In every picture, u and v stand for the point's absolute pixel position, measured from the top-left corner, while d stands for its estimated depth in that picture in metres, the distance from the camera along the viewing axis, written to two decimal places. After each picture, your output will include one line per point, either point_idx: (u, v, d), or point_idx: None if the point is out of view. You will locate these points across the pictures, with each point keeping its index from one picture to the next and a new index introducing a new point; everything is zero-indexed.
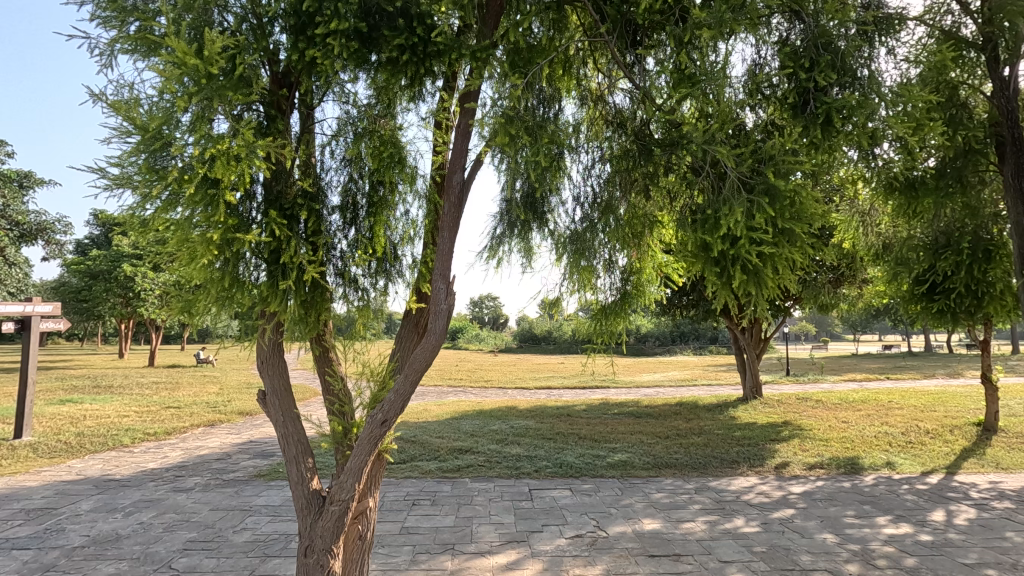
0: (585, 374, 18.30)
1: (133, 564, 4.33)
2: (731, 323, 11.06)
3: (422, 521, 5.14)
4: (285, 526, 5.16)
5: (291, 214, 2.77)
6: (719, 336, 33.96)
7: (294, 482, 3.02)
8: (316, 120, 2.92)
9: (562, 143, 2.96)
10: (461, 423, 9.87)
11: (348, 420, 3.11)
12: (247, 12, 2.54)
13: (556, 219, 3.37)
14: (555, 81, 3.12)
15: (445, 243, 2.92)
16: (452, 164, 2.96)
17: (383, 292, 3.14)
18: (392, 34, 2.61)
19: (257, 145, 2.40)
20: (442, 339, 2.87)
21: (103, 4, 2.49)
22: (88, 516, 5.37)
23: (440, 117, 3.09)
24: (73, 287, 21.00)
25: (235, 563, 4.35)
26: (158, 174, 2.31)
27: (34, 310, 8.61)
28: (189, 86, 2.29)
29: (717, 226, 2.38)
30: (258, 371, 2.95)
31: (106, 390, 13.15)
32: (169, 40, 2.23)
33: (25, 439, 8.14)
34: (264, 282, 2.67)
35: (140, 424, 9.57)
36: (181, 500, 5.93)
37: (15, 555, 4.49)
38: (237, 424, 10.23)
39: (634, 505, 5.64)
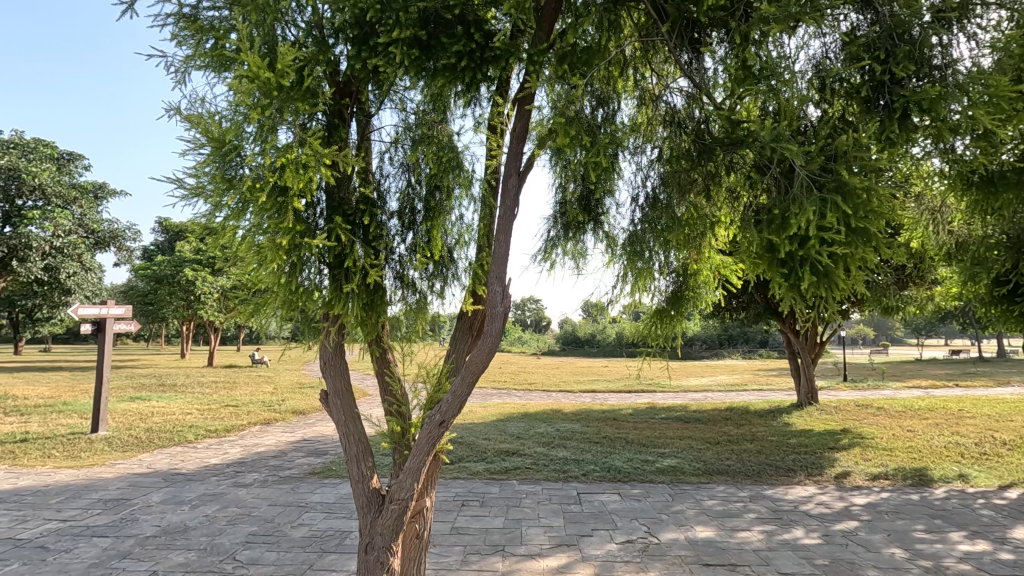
0: (631, 378, 18.04)
1: (201, 555, 4.54)
2: (785, 327, 10.67)
3: (472, 522, 5.19)
4: (340, 523, 5.31)
5: (355, 219, 2.87)
6: (770, 339, 32.91)
7: (355, 481, 3.09)
8: (374, 128, 2.99)
9: (619, 143, 2.92)
10: (507, 425, 9.91)
11: (406, 420, 3.18)
12: (314, 26, 2.64)
13: (610, 220, 3.34)
14: (611, 82, 3.09)
15: (501, 247, 2.94)
16: (509, 167, 2.98)
17: (440, 296, 3.20)
18: (450, 41, 2.65)
19: (325, 154, 2.50)
20: (498, 342, 2.88)
21: (182, 24, 2.65)
22: (158, 508, 5.68)
23: (496, 121, 3.13)
24: (141, 290, 22.29)
25: (295, 557, 4.51)
26: (230, 184, 2.43)
27: (109, 313, 9.17)
28: (261, 99, 2.39)
29: (785, 225, 2.32)
30: (320, 371, 3.04)
31: (170, 388, 13.88)
32: (243, 56, 2.35)
33: (101, 433, 8.68)
34: (329, 287, 2.77)
35: (202, 421, 10.05)
36: (241, 495, 6.18)
37: (95, 542, 4.79)
38: (292, 422, 10.61)
39: (685, 512, 5.52)
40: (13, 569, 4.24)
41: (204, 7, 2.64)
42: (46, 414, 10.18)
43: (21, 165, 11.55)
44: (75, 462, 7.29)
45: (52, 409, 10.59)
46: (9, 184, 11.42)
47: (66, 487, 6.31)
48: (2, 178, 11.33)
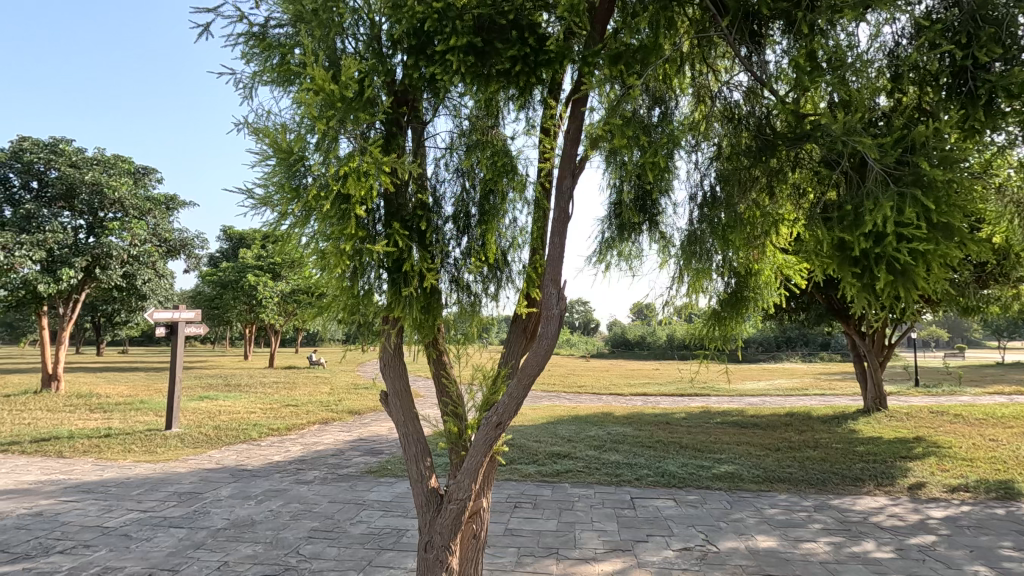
0: (684, 381, 17.62)
1: (267, 548, 4.74)
2: (850, 328, 10.15)
3: (525, 523, 5.20)
4: (396, 521, 5.43)
5: (413, 225, 2.93)
6: (833, 342, 31.40)
7: (414, 480, 3.16)
8: (429, 135, 3.05)
9: (675, 141, 2.86)
10: (557, 428, 9.87)
11: (463, 421, 3.22)
12: (373, 39, 2.72)
13: (666, 220, 3.29)
14: (668, 80, 3.02)
15: (556, 250, 2.93)
16: (562, 170, 2.95)
17: (494, 299, 3.23)
18: (505, 46, 2.67)
19: (384, 161, 2.57)
20: (554, 344, 2.86)
21: (252, 43, 2.79)
22: (227, 502, 5.98)
23: (549, 123, 3.13)
24: (208, 295, 23.54)
25: (354, 553, 4.64)
26: (296, 193, 2.54)
27: (181, 317, 9.73)
28: (325, 110, 2.49)
29: (858, 222, 2.21)
30: (380, 373, 3.12)
31: (235, 389, 14.59)
32: (309, 70, 2.45)
33: (174, 430, 9.23)
34: (388, 291, 2.84)
35: (265, 420, 10.51)
36: (303, 491, 6.43)
37: (172, 532, 5.08)
38: (348, 422, 10.94)
39: (745, 520, 5.34)
40: (101, 554, 4.56)
41: (272, 25, 2.76)
42: (126, 411, 10.92)
43: (103, 179, 12.21)
44: (152, 457, 7.78)
45: (132, 406, 11.35)
46: (92, 198, 12.23)
47: (145, 480, 6.74)
48: (87, 193, 12.10)
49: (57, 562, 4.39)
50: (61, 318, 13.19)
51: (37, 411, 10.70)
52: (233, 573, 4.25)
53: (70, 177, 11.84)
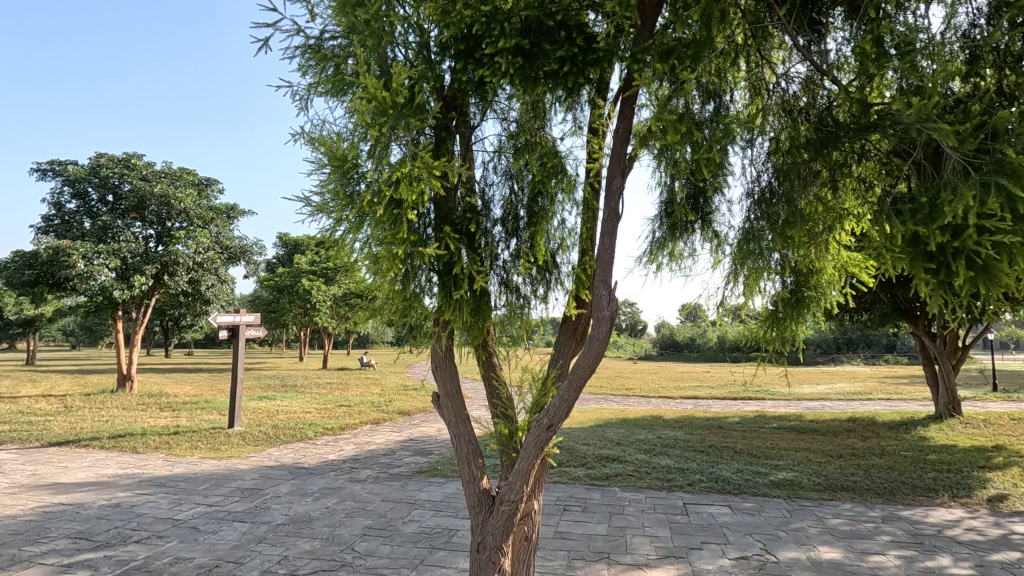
0: (737, 384, 17.05)
1: (324, 544, 4.90)
2: (919, 329, 9.57)
3: (575, 527, 5.16)
4: (447, 521, 5.49)
5: (464, 228, 2.96)
6: (899, 343, 29.70)
7: (466, 481, 3.19)
8: (477, 138, 3.08)
9: (730, 136, 2.77)
10: (606, 431, 9.76)
11: (513, 423, 3.23)
12: (422, 46, 2.77)
13: (720, 218, 3.19)
14: (721, 74, 2.94)
15: (606, 250, 2.90)
16: (612, 169, 2.90)
17: (544, 301, 3.22)
18: (553, 47, 2.65)
19: (435, 166, 2.61)
20: (605, 345, 2.82)
21: (307, 55, 2.88)
22: (286, 498, 6.21)
23: (597, 123, 3.11)
24: (266, 299, 24.58)
25: (407, 551, 4.73)
26: (351, 200, 2.63)
27: (242, 320, 10.19)
28: (378, 117, 2.54)
29: (934, 215, 2.08)
30: (432, 375, 3.17)
31: (292, 389, 15.16)
32: (363, 79, 2.52)
33: (236, 428, 9.67)
34: (439, 294, 2.88)
35: (320, 420, 10.87)
36: (356, 490, 6.60)
37: (236, 526, 5.32)
38: (399, 423, 11.17)
39: (807, 530, 5.11)
40: (172, 545, 4.83)
41: (327, 37, 2.86)
42: (193, 410, 11.54)
43: (171, 191, 12.92)
44: (217, 454, 8.18)
45: (198, 405, 11.98)
46: (161, 209, 13.00)
47: (210, 476, 7.09)
48: (156, 204, 12.86)
49: (133, 551, 4.68)
50: (134, 322, 14.06)
51: (114, 409, 11.47)
52: (292, 567, 4.40)
53: (142, 190, 12.61)
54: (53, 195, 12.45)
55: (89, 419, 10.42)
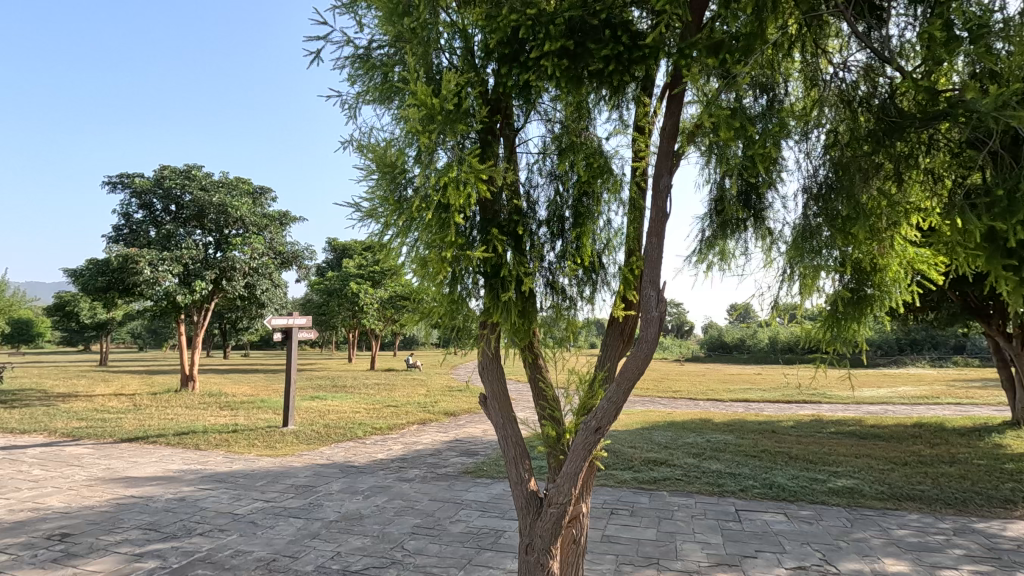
0: (790, 388, 16.41)
1: (374, 541, 5.01)
2: (993, 329, 8.94)
3: (622, 531, 5.09)
4: (493, 522, 5.52)
5: (510, 230, 2.98)
6: (968, 345, 27.88)
7: (514, 482, 3.19)
8: (521, 141, 3.10)
9: (784, 130, 2.67)
10: (653, 434, 9.58)
11: (561, 425, 3.21)
12: (467, 51, 2.80)
13: (774, 215, 3.08)
14: (774, 67, 2.83)
15: (653, 250, 2.84)
16: (659, 167, 2.83)
17: (590, 302, 3.20)
18: (598, 46, 2.61)
19: (481, 171, 2.63)
20: (654, 347, 2.76)
21: (356, 65, 2.97)
22: (338, 495, 6.40)
23: (643, 122, 3.07)
24: (316, 302, 25.40)
25: (455, 551, 4.78)
26: (401, 205, 2.70)
27: (294, 323, 10.56)
28: (426, 123, 2.58)
29: (1015, 209, 1.94)
30: (478, 376, 3.19)
31: (342, 390, 15.60)
32: (411, 86, 2.57)
33: (290, 427, 10.03)
34: (486, 296, 2.90)
35: (369, 420, 11.13)
36: (405, 488, 6.73)
37: (291, 522, 5.52)
38: (445, 423, 11.31)
39: (869, 541, 4.86)
40: (233, 538, 5.05)
41: (373, 47, 2.93)
42: (250, 409, 12.05)
43: (228, 200, 13.53)
44: (272, 451, 8.50)
45: (254, 404, 12.51)
46: (219, 217, 13.64)
47: (266, 472, 7.39)
48: (214, 213, 13.51)
49: (197, 543, 4.92)
50: (196, 325, 14.80)
51: (178, 408, 12.10)
52: (345, 563, 4.53)
53: (201, 200, 13.27)
54: (122, 206, 13.27)
55: (156, 417, 11.04)
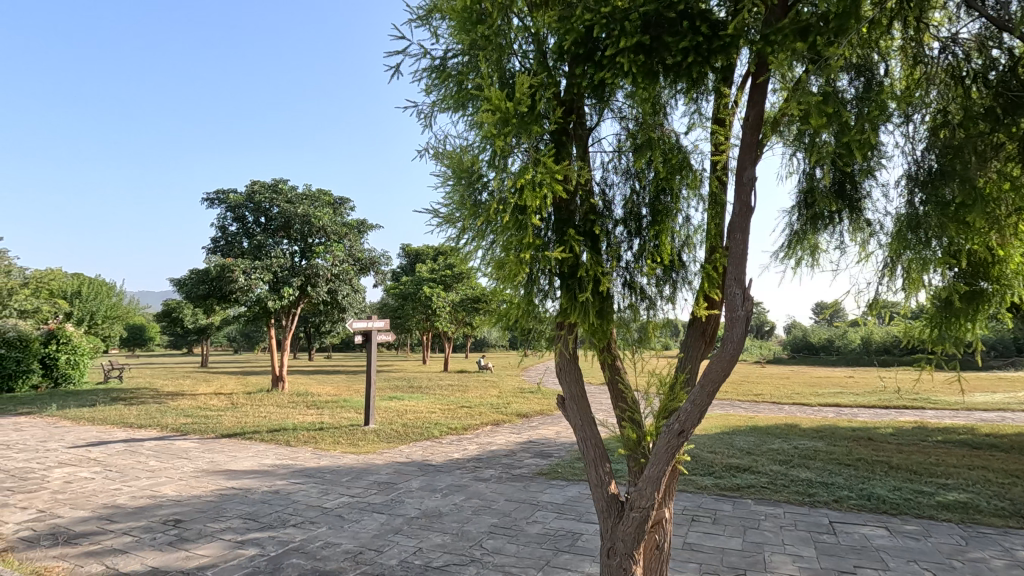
0: (888, 393, 15.15)
1: (454, 539, 5.13)
2: None
3: (705, 539, 4.91)
4: (570, 524, 5.50)
5: (586, 231, 2.96)
6: None
7: (594, 485, 3.16)
8: (594, 139, 3.08)
9: (882, 113, 2.48)
10: (734, 439, 9.17)
11: (641, 428, 3.15)
12: (539, 53, 2.81)
13: (872, 205, 2.86)
14: (870, 45, 2.64)
15: (738, 246, 2.70)
16: (743, 160, 2.71)
17: (671, 302, 3.12)
18: (675, 39, 2.53)
19: (556, 171, 2.63)
20: (740, 348, 2.64)
21: (431, 76, 3.07)
22: (418, 493, 6.61)
23: (723, 113, 2.96)
24: (392, 305, 26.38)
25: (532, 552, 4.80)
26: (480, 209, 2.77)
27: (373, 326, 11.03)
28: (502, 128, 2.62)
29: None
30: (556, 378, 3.17)
31: (418, 390, 16.09)
32: (487, 92, 2.62)
33: (371, 426, 10.47)
34: (562, 297, 2.89)
35: (445, 420, 11.42)
36: (481, 488, 6.83)
37: (375, 517, 5.75)
38: (518, 425, 11.39)
39: (989, 562, 4.40)
40: (323, 530, 5.34)
41: (447, 57, 2.99)
42: (334, 408, 12.70)
43: (311, 211, 14.36)
44: (356, 449, 8.92)
45: (339, 404, 13.16)
46: (304, 227, 14.51)
47: (351, 469, 7.75)
48: (299, 223, 14.38)
49: (291, 533, 5.24)
50: (285, 329, 15.81)
51: (270, 407, 12.95)
52: (426, 559, 4.66)
53: (288, 212, 14.17)
54: (219, 220, 14.41)
55: (251, 414, 11.89)
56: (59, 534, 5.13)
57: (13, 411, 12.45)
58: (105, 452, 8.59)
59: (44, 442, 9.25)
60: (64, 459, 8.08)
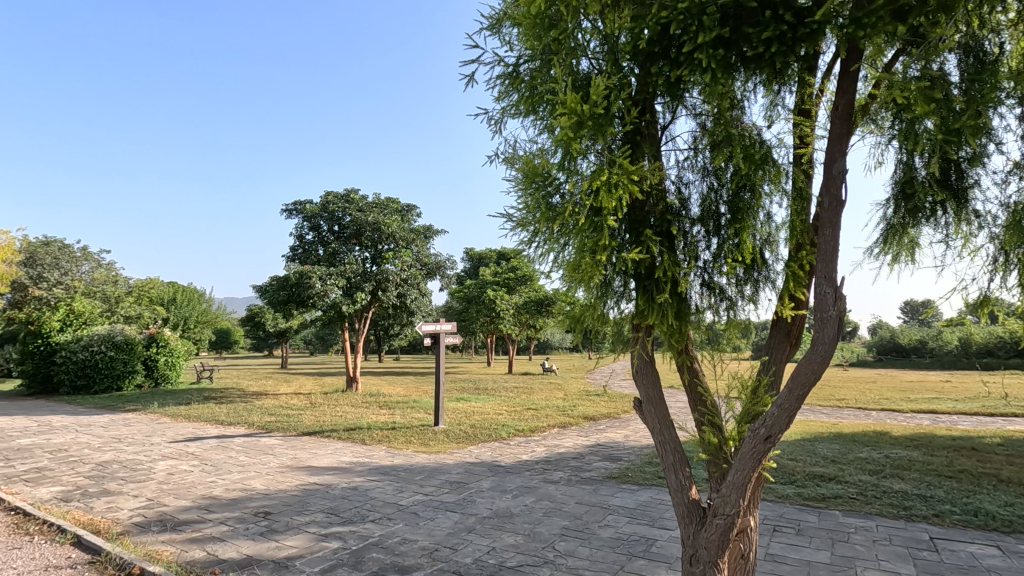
0: (995, 400, 13.80)
1: (526, 540, 5.16)
2: None
3: (790, 551, 4.67)
4: (644, 529, 5.40)
5: (663, 231, 2.90)
6: None
7: (674, 489, 3.09)
8: (668, 138, 3.03)
9: (994, 93, 2.27)
10: (817, 446, 8.68)
11: (722, 432, 3.04)
12: (611, 54, 2.80)
13: (981, 194, 2.65)
14: (979, 20, 2.43)
15: (828, 242, 2.56)
16: (832, 152, 2.58)
17: (753, 302, 3.01)
18: (757, 29, 2.42)
19: (632, 172, 2.60)
20: (833, 349, 2.47)
21: (502, 82, 3.12)
22: (489, 493, 6.70)
23: (808, 104, 2.86)
24: (457, 309, 26.91)
25: (606, 556, 4.75)
26: (553, 212, 2.79)
27: (442, 328, 11.31)
28: (575, 129, 2.62)
29: None
30: (633, 380, 3.12)
31: (484, 392, 16.31)
32: (562, 96, 2.64)
33: (441, 426, 10.74)
34: (638, 298, 2.83)
35: (512, 421, 11.51)
36: (551, 490, 6.84)
37: (449, 515, 5.89)
38: (585, 428, 11.30)
39: None
40: (399, 527, 5.52)
41: (519, 62, 3.03)
42: (404, 409, 13.11)
43: (381, 219, 14.92)
44: (427, 448, 9.17)
45: (409, 404, 13.58)
46: (374, 234, 15.09)
47: (423, 468, 7.98)
48: (370, 230, 14.98)
49: (371, 528, 5.46)
50: (358, 332, 16.48)
51: (346, 406, 13.55)
52: (500, 558, 4.72)
53: (359, 220, 14.81)
54: (297, 229, 15.24)
55: (328, 413, 12.49)
56: (166, 521, 5.61)
57: (122, 408, 13.74)
58: (201, 447, 9.30)
59: (149, 436, 10.15)
60: (167, 453, 8.83)
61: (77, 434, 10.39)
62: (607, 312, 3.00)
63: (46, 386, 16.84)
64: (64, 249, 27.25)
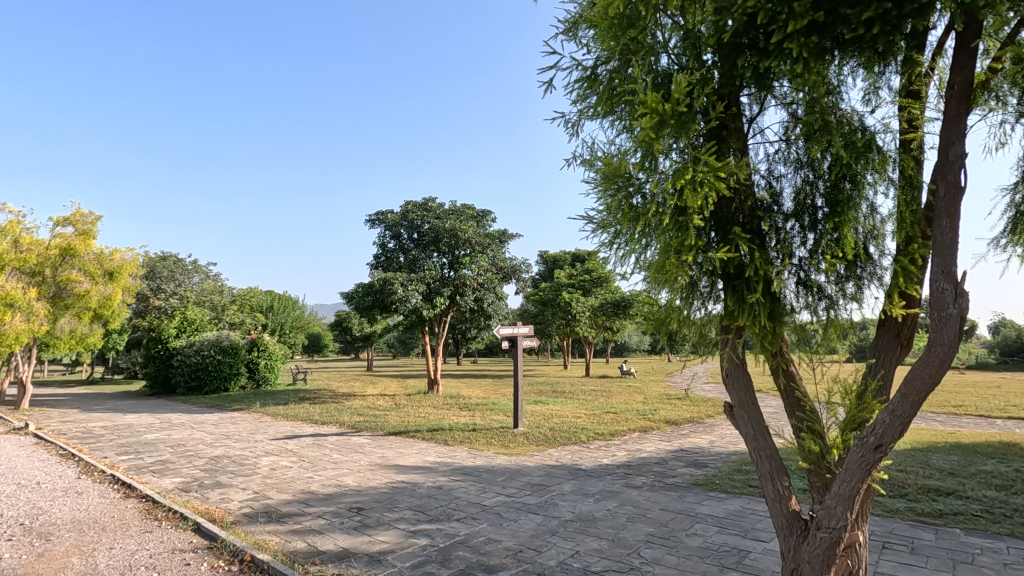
0: None
1: (610, 545, 5.09)
2: None
3: (903, 570, 4.29)
4: (735, 540, 5.15)
5: (752, 228, 2.78)
6: None
7: (771, 499, 2.93)
8: (756, 131, 2.91)
9: None
10: (930, 456, 7.90)
11: (823, 440, 2.85)
12: (692, 48, 2.72)
13: None
14: None
15: (944, 235, 2.33)
16: (948, 136, 2.36)
17: (856, 301, 2.82)
18: (856, 10, 2.26)
19: (718, 169, 2.51)
20: (954, 351, 2.24)
21: (580, 85, 3.12)
22: (571, 496, 6.67)
23: (916, 85, 2.65)
24: (533, 312, 27.03)
25: (695, 565, 4.59)
26: (635, 213, 2.74)
27: (519, 332, 11.37)
28: (656, 127, 2.56)
29: None
30: (723, 384, 2.99)
31: (562, 395, 16.27)
32: (642, 95, 2.58)
33: (520, 428, 10.84)
34: (727, 298, 2.72)
35: (590, 425, 11.39)
36: (634, 495, 6.70)
37: (532, 517, 5.92)
38: (668, 432, 10.97)
39: None
40: (484, 526, 5.63)
41: (597, 65, 3.02)
42: (483, 410, 13.36)
43: (457, 225, 15.34)
44: (508, 450, 9.29)
45: (488, 407, 13.79)
46: (451, 240, 15.52)
47: (505, 469, 8.09)
48: (448, 237, 15.43)
49: (456, 527, 5.60)
50: (438, 336, 16.96)
51: (428, 408, 13.99)
52: (585, 562, 4.68)
53: (437, 227, 15.32)
54: (380, 238, 15.96)
55: (412, 415, 12.95)
56: (271, 513, 6.06)
57: (229, 408, 14.97)
58: (299, 444, 9.96)
59: (254, 434, 11.01)
60: (269, 449, 9.54)
61: (193, 430, 11.48)
62: (693, 314, 2.91)
63: (165, 387, 18.71)
64: (179, 262, 30.24)
